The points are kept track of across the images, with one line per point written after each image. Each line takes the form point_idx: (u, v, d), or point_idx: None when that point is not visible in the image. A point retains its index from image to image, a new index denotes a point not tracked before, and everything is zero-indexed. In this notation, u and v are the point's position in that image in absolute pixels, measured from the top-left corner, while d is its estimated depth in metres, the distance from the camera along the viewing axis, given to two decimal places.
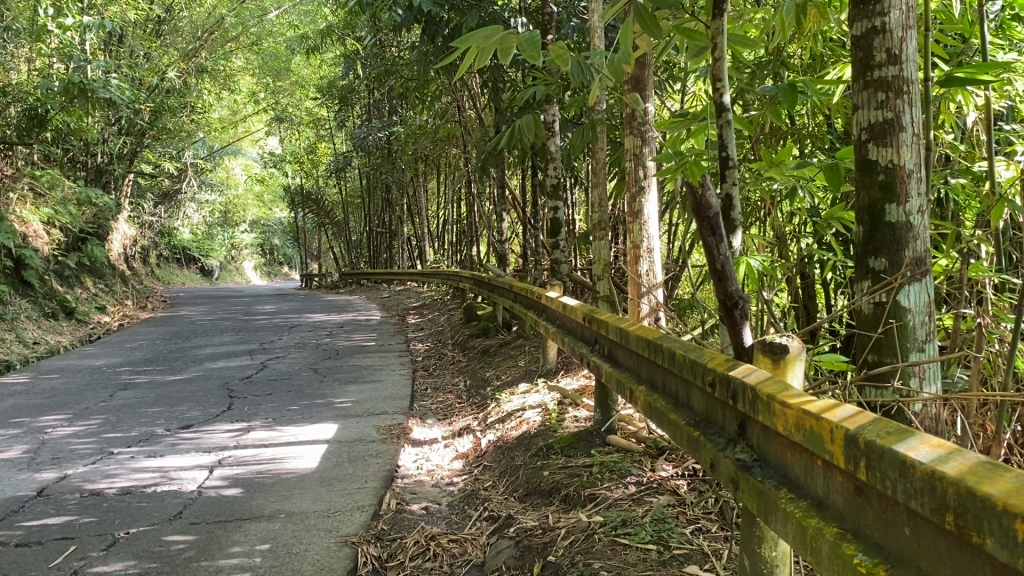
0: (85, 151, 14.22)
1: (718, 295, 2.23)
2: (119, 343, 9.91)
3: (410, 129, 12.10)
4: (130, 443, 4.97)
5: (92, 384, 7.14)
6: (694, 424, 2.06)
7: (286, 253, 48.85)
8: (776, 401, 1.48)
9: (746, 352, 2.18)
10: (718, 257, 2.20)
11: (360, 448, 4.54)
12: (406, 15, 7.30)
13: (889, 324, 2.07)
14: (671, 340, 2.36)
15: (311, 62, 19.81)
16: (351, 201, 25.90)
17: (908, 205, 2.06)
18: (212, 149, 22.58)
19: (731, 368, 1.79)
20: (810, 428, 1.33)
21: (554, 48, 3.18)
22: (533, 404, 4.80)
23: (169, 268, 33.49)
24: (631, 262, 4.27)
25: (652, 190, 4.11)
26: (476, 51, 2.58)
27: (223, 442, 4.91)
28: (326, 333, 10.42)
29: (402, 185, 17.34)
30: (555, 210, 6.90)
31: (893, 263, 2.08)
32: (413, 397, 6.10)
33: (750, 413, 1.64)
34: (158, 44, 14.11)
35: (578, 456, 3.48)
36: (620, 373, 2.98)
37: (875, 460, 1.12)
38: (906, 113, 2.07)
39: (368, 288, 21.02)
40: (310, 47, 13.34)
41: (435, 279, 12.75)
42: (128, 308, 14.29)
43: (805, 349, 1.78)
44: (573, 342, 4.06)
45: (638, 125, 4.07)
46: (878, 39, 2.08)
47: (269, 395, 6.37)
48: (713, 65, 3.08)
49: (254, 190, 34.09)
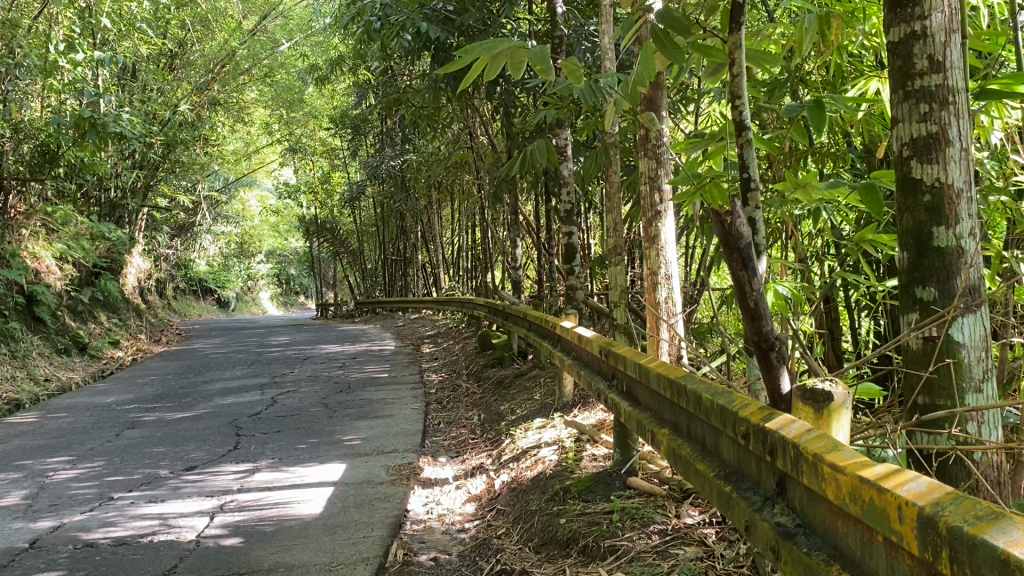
0: (98, 185, 14.16)
1: (750, 335, 2.00)
2: (130, 379, 9.75)
3: (422, 157, 11.99)
4: (132, 487, 4.78)
5: (100, 423, 6.96)
6: (726, 478, 1.84)
7: (301, 284, 49.03)
8: (824, 464, 1.26)
9: (782, 400, 1.95)
10: (751, 293, 1.98)
11: (368, 490, 4.32)
12: (415, 42, 7.17)
13: (943, 362, 1.85)
14: (695, 382, 2.15)
15: (324, 92, 19.80)
16: (366, 229, 25.84)
17: (959, 228, 1.84)
18: (227, 182, 22.61)
19: (767, 418, 1.57)
20: (870, 500, 1.11)
21: (565, 66, 2.98)
22: (549, 440, 4.58)
23: (184, 299, 33.42)
24: (648, 290, 4.04)
25: (669, 215, 3.90)
26: (484, 65, 2.38)
27: (227, 484, 4.71)
28: (339, 365, 10.24)
29: (416, 212, 17.23)
30: (570, 236, 6.72)
31: (944, 293, 1.85)
32: (425, 433, 5.88)
33: (792, 472, 1.42)
34: (171, 79, 14.07)
35: (596, 502, 3.24)
36: (640, 413, 2.74)
37: (963, 553, 0.91)
38: (953, 126, 1.86)
39: (383, 316, 20.87)
40: (322, 77, 13.30)
41: (450, 308, 12.59)
42: (142, 343, 14.16)
43: (852, 397, 1.55)
44: (590, 376, 3.84)
45: (652, 147, 3.90)
46: (919, 45, 1.88)
47: (278, 433, 6.17)
48: (732, 82, 2.91)
49: (270, 221, 34.23)
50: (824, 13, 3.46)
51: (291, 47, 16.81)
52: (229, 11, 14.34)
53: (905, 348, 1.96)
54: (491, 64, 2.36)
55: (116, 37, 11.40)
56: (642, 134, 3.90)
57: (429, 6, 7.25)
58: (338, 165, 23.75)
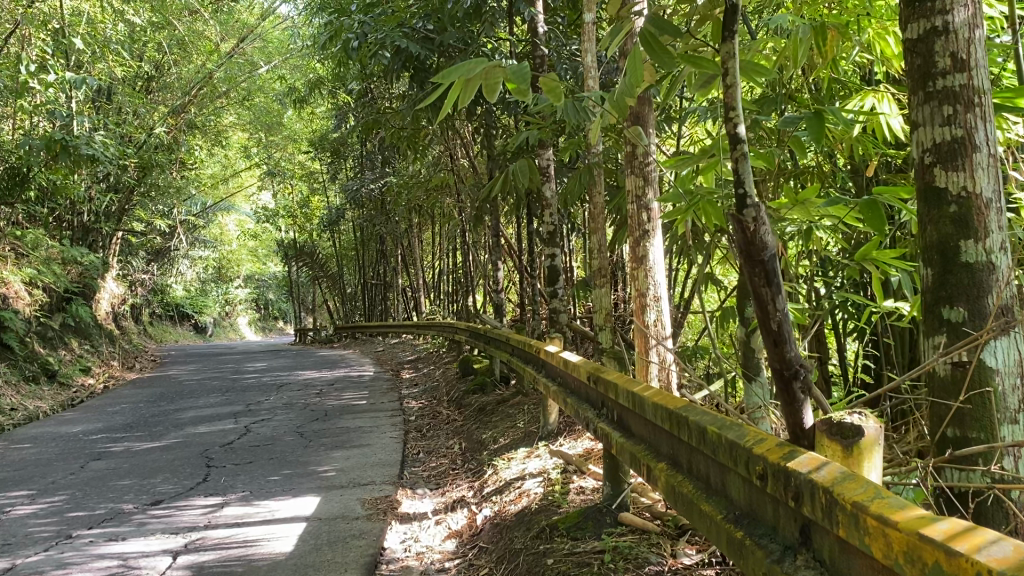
0: (71, 209, 13.83)
1: (770, 361, 1.66)
2: (99, 407, 9.41)
3: (403, 180, 11.79)
4: (93, 524, 4.51)
5: (65, 454, 6.64)
6: (735, 522, 1.65)
7: (279, 308, 48.69)
8: (869, 514, 1.07)
9: (806, 438, 1.66)
10: (773, 313, 1.62)
11: (342, 526, 4.09)
12: (395, 60, 7.00)
13: (975, 391, 1.67)
14: (698, 413, 1.95)
15: (303, 116, 19.58)
16: (346, 253, 25.55)
17: (989, 242, 1.67)
18: (205, 207, 22.29)
19: (787, 459, 1.38)
20: (935, 563, 0.92)
21: (546, 80, 2.73)
22: (533, 471, 4.37)
23: (162, 324, 32.89)
24: (637, 312, 3.83)
25: (657, 233, 3.72)
26: (459, 87, 2.18)
27: (194, 520, 4.46)
28: (316, 392, 9.95)
29: (397, 236, 17.01)
30: (552, 258, 6.51)
31: (974, 313, 1.68)
32: (403, 463, 5.64)
33: (822, 522, 1.23)
34: (147, 101, 13.79)
35: (587, 540, 3.03)
36: (633, 445, 2.55)
37: None
38: (979, 130, 1.70)
39: (363, 342, 20.56)
40: (300, 98, 13.07)
41: (430, 333, 12.34)
42: (114, 370, 13.76)
43: (883, 432, 1.36)
44: (577, 404, 3.63)
45: (639, 164, 3.76)
46: (941, 42, 1.72)
47: (250, 464, 5.91)
48: (726, 94, 2.76)
49: (248, 245, 33.90)
50: (818, 25, 3.30)
51: (270, 70, 16.56)
52: (208, 34, 14.11)
53: (931, 376, 1.79)
54: (465, 88, 2.17)
55: (90, 59, 11.09)
56: (628, 152, 3.75)
57: (410, 25, 7.09)
58: (318, 188, 23.46)
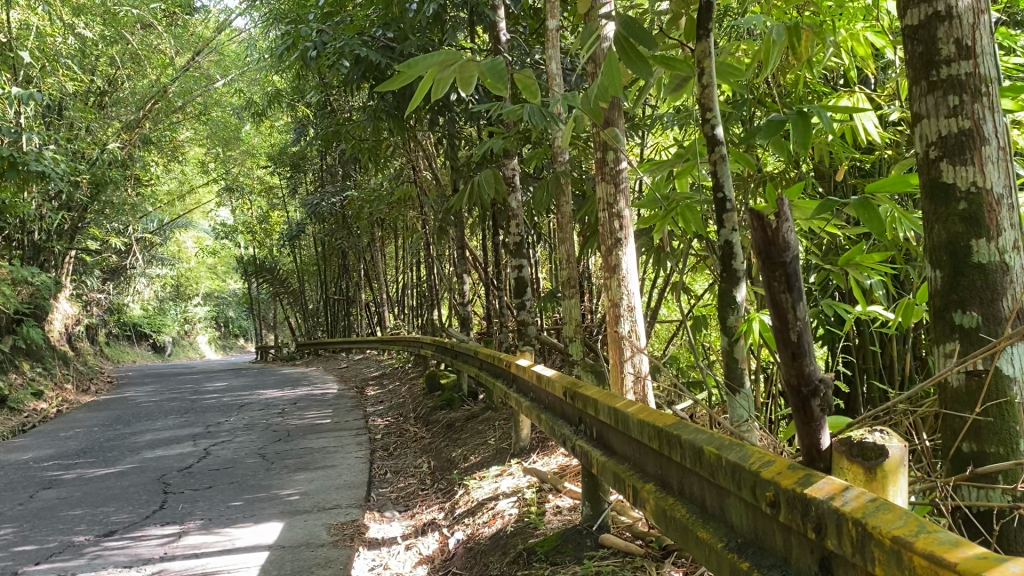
0: (21, 228, 13.36)
1: (785, 376, 1.53)
2: (52, 432, 9.02)
3: (365, 193, 11.56)
4: (41, 559, 4.23)
5: (12, 484, 6.30)
6: (738, 549, 1.51)
7: (238, 326, 47.98)
8: (921, 555, 0.95)
9: (821, 459, 1.53)
10: (793, 324, 1.48)
11: (307, 554, 3.89)
12: (355, 70, 6.80)
13: (994, 400, 1.68)
14: (691, 430, 1.81)
15: (262, 131, 19.20)
16: (307, 269, 25.12)
17: (1002, 241, 1.69)
18: (162, 224, 21.75)
19: (807, 484, 1.25)
20: None
21: (517, 80, 2.52)
22: (506, 491, 4.21)
23: (119, 345, 32.09)
24: (610, 323, 3.67)
25: (629, 241, 3.58)
26: (429, 82, 2.05)
27: (151, 551, 4.21)
28: (278, 411, 9.66)
29: (360, 250, 16.73)
30: (519, 270, 6.34)
31: (988, 317, 1.70)
32: (370, 484, 5.44)
33: (854, 557, 1.10)
34: (99, 116, 13.38)
35: (567, 565, 2.86)
36: (616, 465, 2.40)
37: None
38: (987, 121, 1.71)
39: (326, 358, 20.16)
40: (258, 111, 12.76)
41: (395, 348, 12.09)
42: (68, 393, 13.28)
43: (909, 454, 1.25)
44: (551, 420, 3.47)
45: (610, 171, 3.60)
46: (944, 28, 1.72)
47: (209, 489, 5.65)
48: (703, 95, 2.66)
49: (206, 263, 33.23)
50: (793, 24, 3.18)
51: (227, 83, 16.20)
52: (162, 48, 13.74)
53: (944, 386, 1.78)
54: (434, 81, 2.02)
55: (40, 73, 10.69)
56: (598, 156, 3.61)
57: (370, 34, 6.89)
58: (277, 203, 23.05)
